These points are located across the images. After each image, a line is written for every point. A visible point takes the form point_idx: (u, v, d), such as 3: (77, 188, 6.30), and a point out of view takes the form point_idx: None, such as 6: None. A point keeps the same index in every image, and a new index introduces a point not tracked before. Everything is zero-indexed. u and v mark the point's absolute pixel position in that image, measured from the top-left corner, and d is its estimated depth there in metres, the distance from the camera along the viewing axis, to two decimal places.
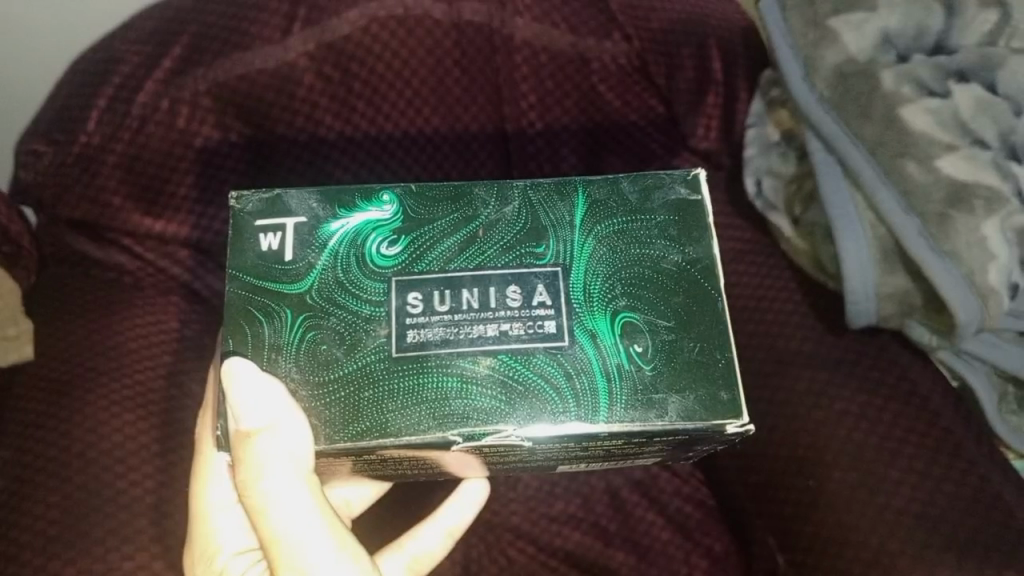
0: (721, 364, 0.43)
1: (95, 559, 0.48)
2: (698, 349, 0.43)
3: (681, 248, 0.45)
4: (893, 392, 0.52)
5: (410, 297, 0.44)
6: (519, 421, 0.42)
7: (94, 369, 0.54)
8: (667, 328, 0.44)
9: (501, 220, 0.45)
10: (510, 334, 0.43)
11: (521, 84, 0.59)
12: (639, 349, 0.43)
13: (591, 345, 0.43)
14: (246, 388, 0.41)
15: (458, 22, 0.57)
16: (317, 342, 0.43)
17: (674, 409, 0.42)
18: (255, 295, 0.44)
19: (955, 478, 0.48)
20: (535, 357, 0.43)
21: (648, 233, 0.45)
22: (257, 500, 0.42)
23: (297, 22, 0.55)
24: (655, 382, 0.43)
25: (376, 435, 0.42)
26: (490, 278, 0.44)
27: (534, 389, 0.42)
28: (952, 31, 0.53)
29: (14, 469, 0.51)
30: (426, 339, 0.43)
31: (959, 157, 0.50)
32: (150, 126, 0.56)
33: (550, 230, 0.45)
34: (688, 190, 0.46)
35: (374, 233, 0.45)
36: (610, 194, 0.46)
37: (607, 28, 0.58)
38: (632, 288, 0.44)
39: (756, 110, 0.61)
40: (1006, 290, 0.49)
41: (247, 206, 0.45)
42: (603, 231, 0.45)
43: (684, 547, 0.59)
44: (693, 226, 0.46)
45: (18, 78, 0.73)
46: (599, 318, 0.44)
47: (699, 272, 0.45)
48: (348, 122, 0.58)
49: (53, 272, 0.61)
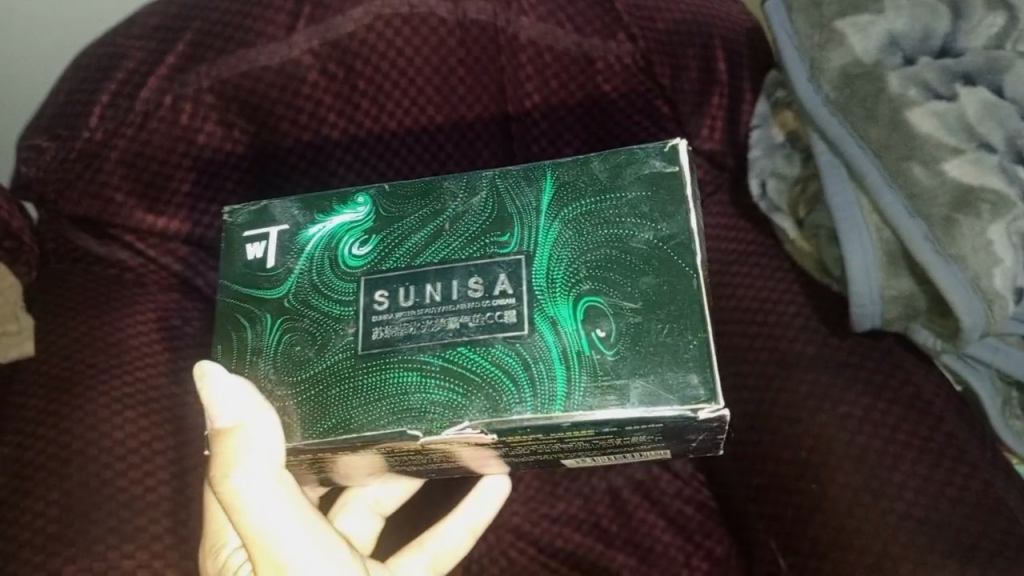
0: (693, 345, 0.42)
1: (96, 558, 0.47)
2: (667, 330, 0.42)
3: (652, 226, 0.45)
4: (897, 396, 0.52)
5: (377, 295, 0.45)
6: (476, 416, 0.42)
7: (95, 367, 0.54)
8: (632, 310, 0.43)
9: (468, 211, 0.46)
10: (469, 327, 0.43)
11: (526, 83, 0.59)
12: (601, 333, 0.43)
13: (551, 332, 0.43)
14: (229, 388, 0.42)
15: (463, 21, 0.56)
16: (291, 343, 0.45)
17: (636, 394, 0.41)
18: (240, 303, 0.46)
19: (958, 483, 0.48)
20: (494, 347, 0.43)
21: (617, 213, 0.45)
22: (231, 498, 0.42)
23: (301, 20, 0.54)
24: (617, 365, 0.42)
25: (336, 430, 0.43)
26: (454, 271, 0.45)
27: (492, 379, 0.43)
28: (959, 34, 0.53)
29: (15, 466, 0.51)
30: (391, 335, 0.44)
31: (964, 161, 0.49)
32: (153, 122, 0.55)
33: (516, 218, 0.46)
34: (664, 162, 0.46)
35: (347, 234, 0.47)
36: (579, 176, 0.46)
37: (612, 27, 0.58)
38: (599, 271, 0.44)
39: (761, 111, 0.61)
40: (1011, 295, 0.49)
41: (238, 220, 0.48)
42: (570, 214, 0.46)
43: (685, 549, 0.59)
44: (666, 202, 0.45)
45: (34, 74, 0.77)
46: (561, 304, 0.44)
47: (671, 249, 0.44)
48: (351, 120, 0.58)
49: (54, 270, 0.61)
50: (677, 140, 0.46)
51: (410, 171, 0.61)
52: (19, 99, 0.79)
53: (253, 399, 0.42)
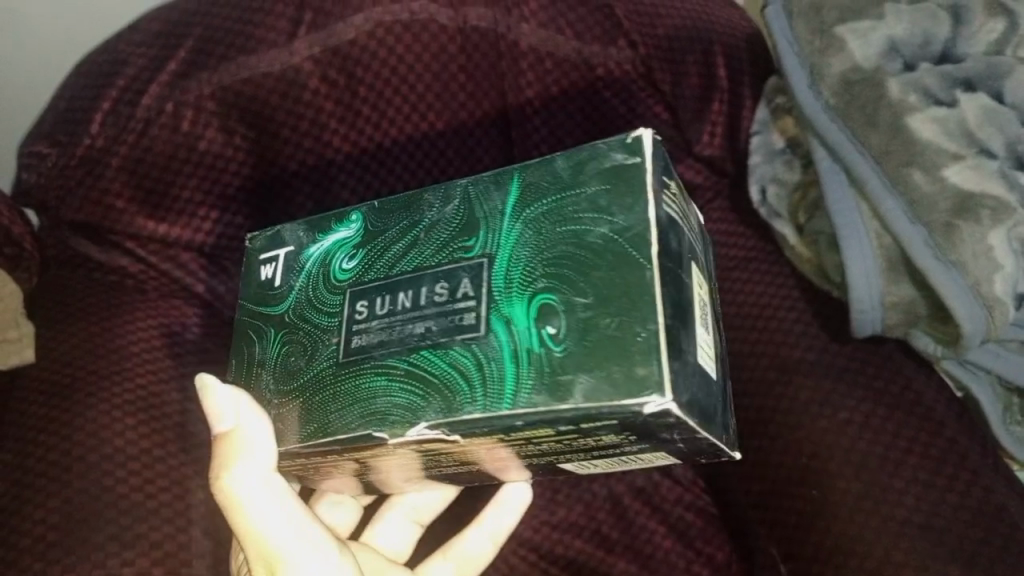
0: (641, 339, 0.38)
1: (95, 565, 0.47)
2: (616, 324, 0.39)
3: (609, 218, 0.41)
4: (897, 401, 0.52)
5: (358, 305, 0.44)
6: (430, 420, 0.40)
7: (97, 374, 0.54)
8: (583, 306, 0.40)
9: (442, 219, 0.45)
10: (433, 332, 0.42)
11: (526, 90, 0.59)
12: (551, 330, 0.40)
13: (504, 332, 0.41)
14: (225, 396, 0.42)
15: (464, 28, 0.57)
16: (287, 354, 0.46)
17: (582, 391, 0.38)
18: (252, 319, 0.48)
19: (959, 489, 0.48)
20: (451, 350, 0.41)
21: (575, 208, 0.42)
22: (231, 503, 0.42)
23: (302, 27, 0.55)
24: (564, 363, 0.39)
25: (318, 434, 0.43)
26: (423, 278, 0.43)
27: (448, 382, 0.40)
28: (959, 40, 0.53)
29: (16, 472, 0.51)
30: (367, 343, 0.43)
31: (964, 167, 0.49)
32: (154, 129, 0.55)
33: (481, 221, 0.44)
34: (626, 154, 0.42)
35: (339, 250, 0.47)
36: (543, 175, 0.44)
37: (613, 34, 0.58)
38: (554, 267, 0.41)
39: (760, 117, 0.61)
40: (1012, 300, 0.48)
41: (256, 244, 0.50)
42: (532, 214, 0.43)
43: (686, 555, 0.59)
44: (625, 193, 0.42)
45: (34, 79, 0.77)
46: (515, 303, 0.41)
47: (627, 241, 0.40)
48: (353, 127, 0.58)
49: (56, 276, 0.61)
50: (642, 129, 0.43)
51: (410, 177, 0.61)
52: (20, 105, 0.79)
53: (247, 403, 0.43)
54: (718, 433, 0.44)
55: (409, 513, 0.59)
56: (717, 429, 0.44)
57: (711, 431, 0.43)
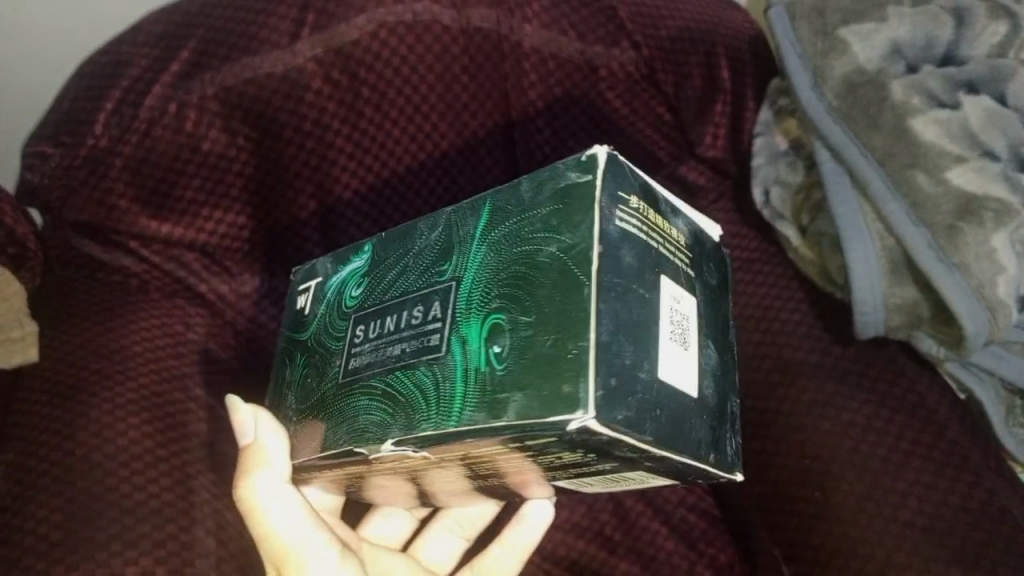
0: (572, 355, 0.34)
1: (98, 565, 0.47)
2: (551, 342, 0.35)
3: (559, 237, 0.38)
4: (900, 403, 0.52)
5: (357, 331, 0.43)
6: (395, 437, 0.38)
7: (100, 373, 0.54)
8: (527, 323, 0.36)
9: (427, 246, 0.43)
10: (405, 353, 0.40)
11: (529, 91, 0.60)
12: (497, 349, 0.37)
13: (459, 352, 0.38)
14: (247, 410, 0.45)
15: (467, 29, 0.57)
16: (305, 377, 0.46)
17: (514, 410, 0.35)
18: (289, 344, 0.49)
19: (962, 492, 0.48)
20: (416, 370, 0.39)
21: (531, 229, 0.39)
22: (252, 509, 0.43)
23: (305, 27, 0.55)
24: (503, 381, 0.36)
25: (316, 449, 0.43)
26: (405, 302, 0.41)
27: (411, 401, 0.38)
28: (962, 43, 0.53)
29: (18, 472, 0.51)
30: (359, 364, 0.42)
31: (968, 169, 0.49)
32: (158, 129, 0.55)
33: (455, 248, 0.41)
34: (580, 173, 0.39)
35: (352, 281, 0.46)
36: (507, 199, 0.41)
37: (615, 36, 0.58)
38: (505, 287, 0.38)
39: (763, 119, 0.61)
40: (1015, 303, 0.48)
41: (298, 277, 0.51)
42: (497, 236, 0.40)
43: (689, 557, 0.59)
44: (576, 211, 0.38)
45: (33, 82, 0.77)
46: (471, 323, 0.38)
47: (572, 259, 0.37)
48: (356, 128, 0.58)
49: (59, 275, 0.61)
50: (599, 146, 0.39)
51: (413, 178, 0.61)
52: (18, 108, 0.79)
53: (266, 418, 0.45)
54: (691, 450, 0.39)
55: (455, 528, 0.59)
56: (692, 448, 0.39)
57: (676, 449, 0.38)
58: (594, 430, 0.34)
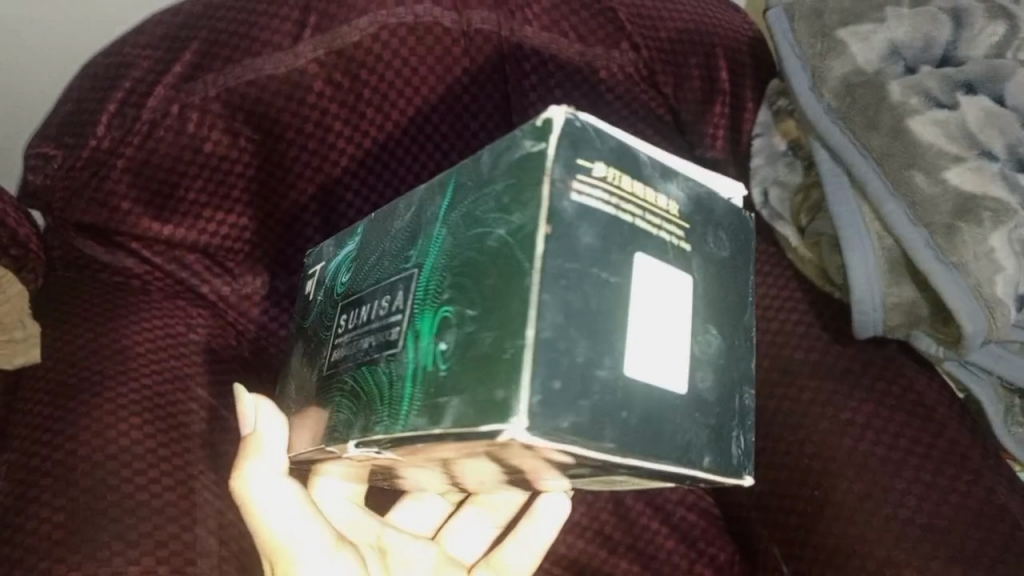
0: (507, 355, 0.32)
1: (101, 565, 0.47)
2: (490, 339, 0.33)
3: (507, 218, 0.35)
4: (899, 403, 0.52)
5: (343, 318, 0.43)
6: (355, 440, 0.38)
7: (103, 375, 0.54)
8: (470, 318, 0.34)
9: (402, 228, 0.41)
10: (372, 346, 0.39)
11: (529, 93, 0.60)
12: (444, 346, 0.34)
13: (412, 346, 0.36)
14: (251, 400, 0.46)
15: (468, 31, 0.58)
16: (302, 367, 0.46)
17: (451, 415, 0.33)
18: (299, 334, 0.49)
19: (961, 490, 0.48)
20: (379, 366, 0.38)
21: (484, 210, 0.36)
22: (246, 500, 0.44)
23: (308, 29, 0.55)
24: (444, 383, 0.34)
25: (311, 441, 0.42)
26: (378, 291, 0.40)
27: (372, 398, 0.38)
28: (960, 44, 0.54)
29: (20, 473, 0.51)
30: (338, 358, 0.42)
31: (966, 169, 0.50)
32: (161, 131, 0.56)
33: (421, 232, 0.39)
34: (534, 140, 0.35)
35: (343, 265, 0.45)
36: (468, 174, 0.38)
37: (616, 37, 0.60)
38: (455, 276, 0.35)
39: (762, 119, 0.61)
40: (1012, 302, 0.48)
41: (310, 259, 0.51)
42: (456, 218, 0.37)
43: (688, 555, 0.60)
44: (524, 187, 0.35)
45: (32, 87, 0.78)
46: (425, 314, 0.36)
47: (518, 243, 0.34)
48: (357, 129, 0.59)
49: (61, 277, 0.61)
50: (555, 108, 0.35)
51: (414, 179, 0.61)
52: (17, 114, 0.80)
53: (267, 407, 0.45)
54: (671, 455, 0.35)
55: (484, 514, 0.58)
56: (675, 452, 0.35)
57: (651, 453, 0.34)
58: (525, 440, 0.31)
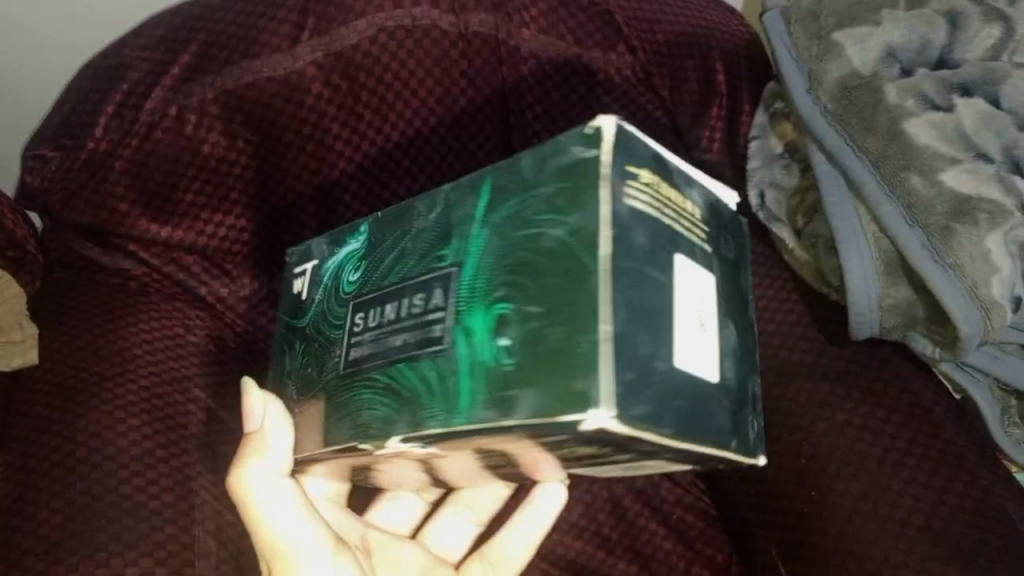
0: (582, 351, 0.33)
1: (98, 566, 0.47)
2: (561, 334, 0.33)
3: (563, 220, 0.35)
4: (896, 404, 0.52)
5: (357, 317, 0.42)
6: (400, 434, 0.37)
7: (101, 376, 0.54)
8: (535, 314, 0.34)
9: (424, 230, 0.41)
10: (408, 343, 0.38)
11: (527, 95, 0.60)
12: (506, 342, 0.35)
13: (465, 344, 0.36)
14: (258, 398, 0.45)
15: (466, 33, 0.58)
16: (305, 367, 0.45)
17: (524, 408, 0.33)
18: (292, 335, 0.48)
19: (957, 490, 0.48)
20: (421, 361, 0.37)
21: (534, 211, 0.36)
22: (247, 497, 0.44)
23: (306, 31, 0.55)
24: (512, 377, 0.34)
25: (321, 441, 0.42)
26: (406, 289, 0.39)
27: (416, 394, 0.37)
28: (955, 46, 0.54)
29: (18, 474, 0.51)
30: (362, 355, 0.40)
31: (961, 171, 0.50)
32: (159, 132, 0.56)
33: (455, 231, 0.39)
34: (584, 147, 0.36)
35: (349, 265, 0.45)
36: (507, 177, 0.39)
37: (612, 41, 0.60)
38: (510, 274, 0.36)
39: (760, 121, 0.61)
40: (1008, 303, 0.49)
41: (293, 259, 0.51)
42: (501, 218, 0.37)
43: (686, 556, 0.60)
44: (581, 189, 0.35)
45: (32, 90, 0.78)
46: (476, 311, 0.36)
47: (578, 243, 0.34)
48: (355, 131, 0.59)
49: (58, 278, 0.61)
50: (603, 117, 0.36)
51: (412, 181, 0.61)
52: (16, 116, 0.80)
53: (276, 409, 0.44)
54: (711, 439, 0.36)
55: (464, 512, 0.58)
56: (715, 436, 0.36)
57: (697, 440, 0.35)
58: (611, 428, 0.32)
